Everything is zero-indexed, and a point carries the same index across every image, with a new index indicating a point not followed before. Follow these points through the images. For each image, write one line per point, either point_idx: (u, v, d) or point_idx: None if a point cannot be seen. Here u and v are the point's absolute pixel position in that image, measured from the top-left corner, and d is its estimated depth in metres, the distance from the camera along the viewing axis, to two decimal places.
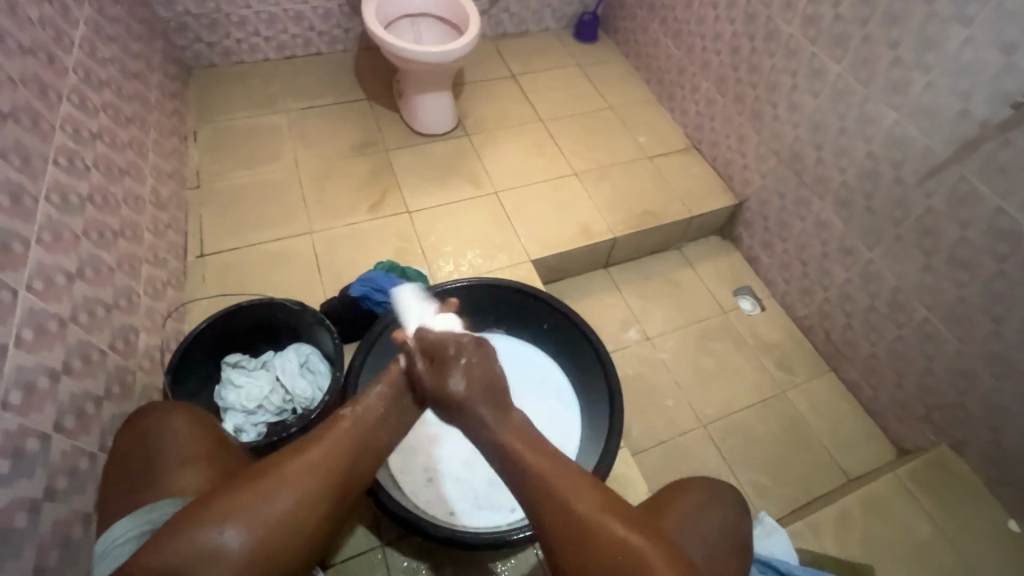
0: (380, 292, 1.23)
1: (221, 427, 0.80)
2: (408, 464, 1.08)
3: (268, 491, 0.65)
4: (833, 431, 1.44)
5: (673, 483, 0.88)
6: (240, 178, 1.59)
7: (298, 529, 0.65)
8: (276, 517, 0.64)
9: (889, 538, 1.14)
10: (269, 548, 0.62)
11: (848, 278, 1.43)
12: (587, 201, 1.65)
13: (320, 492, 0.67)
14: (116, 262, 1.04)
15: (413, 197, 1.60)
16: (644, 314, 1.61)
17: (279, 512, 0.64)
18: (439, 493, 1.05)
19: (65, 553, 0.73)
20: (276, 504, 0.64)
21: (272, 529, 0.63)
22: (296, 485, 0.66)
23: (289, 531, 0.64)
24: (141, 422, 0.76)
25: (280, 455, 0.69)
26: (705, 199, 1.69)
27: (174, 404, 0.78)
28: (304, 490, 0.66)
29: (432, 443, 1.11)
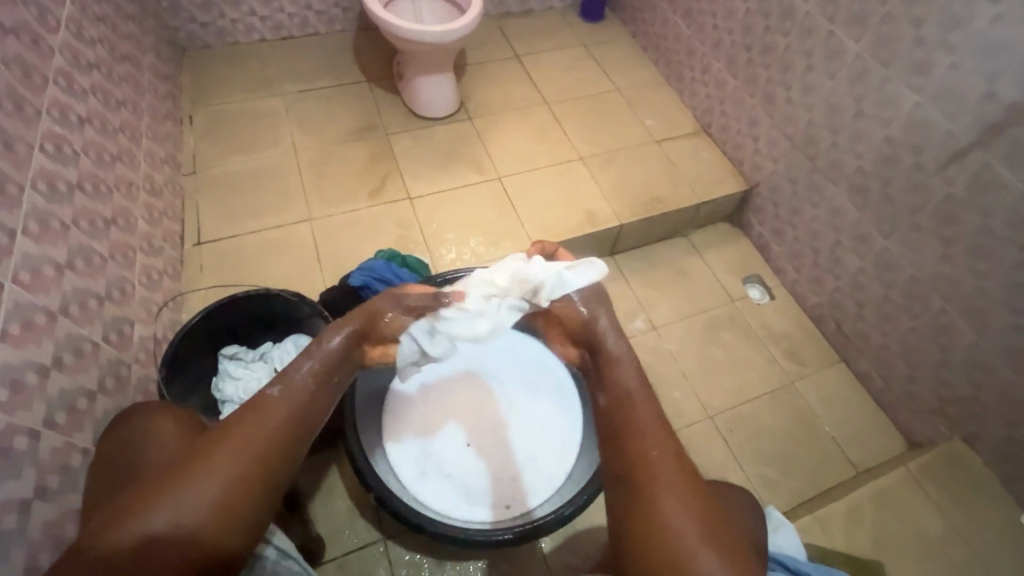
0: (379, 281, 1.20)
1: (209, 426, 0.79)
2: (402, 450, 1.06)
3: (195, 479, 0.62)
4: (842, 423, 1.41)
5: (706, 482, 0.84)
6: (236, 164, 1.55)
7: (235, 507, 0.63)
8: (209, 500, 0.61)
9: (899, 534, 1.12)
10: (200, 536, 0.60)
11: (861, 267, 1.39)
12: (593, 187, 1.61)
13: (254, 470, 0.65)
14: (109, 251, 1.01)
15: (414, 183, 1.56)
16: (651, 303, 1.58)
17: (216, 494, 0.62)
18: (433, 485, 1.03)
19: (58, 552, 0.71)
20: (209, 488, 0.62)
21: (204, 513, 0.61)
22: (225, 471, 0.63)
23: (227, 511, 0.62)
24: (123, 426, 0.75)
25: (211, 435, 0.66)
26: (714, 185, 1.65)
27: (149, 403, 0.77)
28: (235, 469, 0.64)
29: (444, 453, 1.06)
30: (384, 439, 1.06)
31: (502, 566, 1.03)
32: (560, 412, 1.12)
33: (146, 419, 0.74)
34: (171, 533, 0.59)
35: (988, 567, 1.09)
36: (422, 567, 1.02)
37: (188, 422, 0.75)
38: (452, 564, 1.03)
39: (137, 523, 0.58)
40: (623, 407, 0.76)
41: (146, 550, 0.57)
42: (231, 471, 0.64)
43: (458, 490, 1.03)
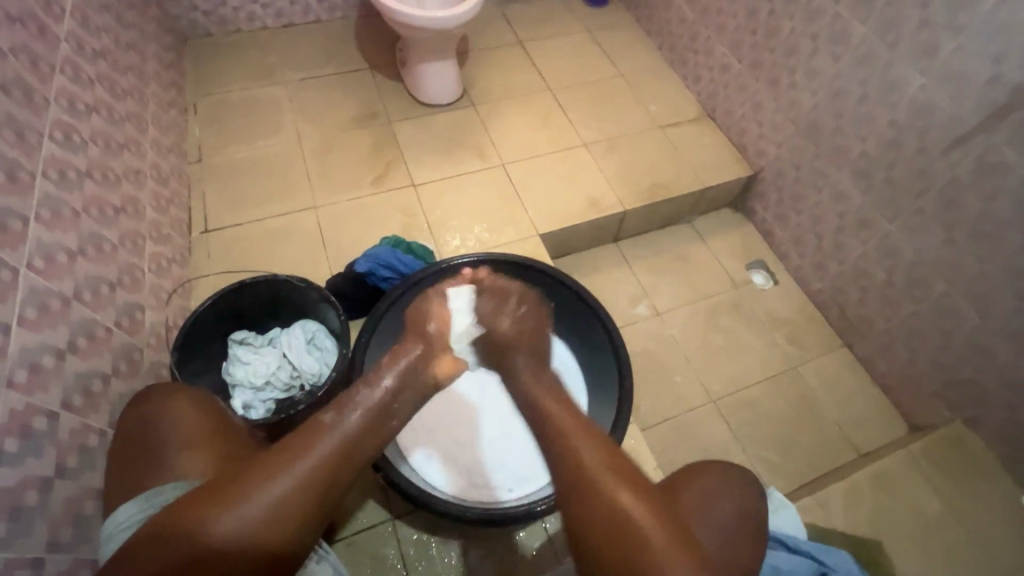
0: (385, 267, 1.22)
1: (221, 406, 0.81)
2: (417, 433, 1.09)
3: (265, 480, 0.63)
4: (843, 406, 1.43)
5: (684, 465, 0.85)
6: (241, 152, 1.56)
7: (283, 520, 0.62)
8: (257, 514, 0.61)
9: (898, 514, 1.14)
10: (262, 541, 0.61)
11: (864, 252, 1.39)
12: (596, 173, 1.61)
13: (302, 484, 0.64)
14: (119, 239, 1.03)
15: (418, 170, 1.57)
16: (654, 288, 1.59)
17: (264, 510, 0.61)
18: (450, 466, 1.06)
19: (79, 528, 0.74)
20: (258, 501, 0.61)
21: (250, 527, 0.60)
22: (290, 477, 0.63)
23: (273, 527, 0.61)
24: (146, 410, 0.75)
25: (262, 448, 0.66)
26: (718, 170, 1.64)
27: (181, 393, 0.77)
28: (284, 483, 0.63)
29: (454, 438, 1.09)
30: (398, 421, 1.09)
31: (507, 546, 1.06)
32: (566, 393, 1.17)
33: (175, 409, 0.75)
34: (219, 543, 0.59)
35: (986, 546, 1.11)
36: (430, 546, 1.05)
37: (214, 416, 0.77)
38: (459, 544, 1.05)
39: (188, 533, 0.59)
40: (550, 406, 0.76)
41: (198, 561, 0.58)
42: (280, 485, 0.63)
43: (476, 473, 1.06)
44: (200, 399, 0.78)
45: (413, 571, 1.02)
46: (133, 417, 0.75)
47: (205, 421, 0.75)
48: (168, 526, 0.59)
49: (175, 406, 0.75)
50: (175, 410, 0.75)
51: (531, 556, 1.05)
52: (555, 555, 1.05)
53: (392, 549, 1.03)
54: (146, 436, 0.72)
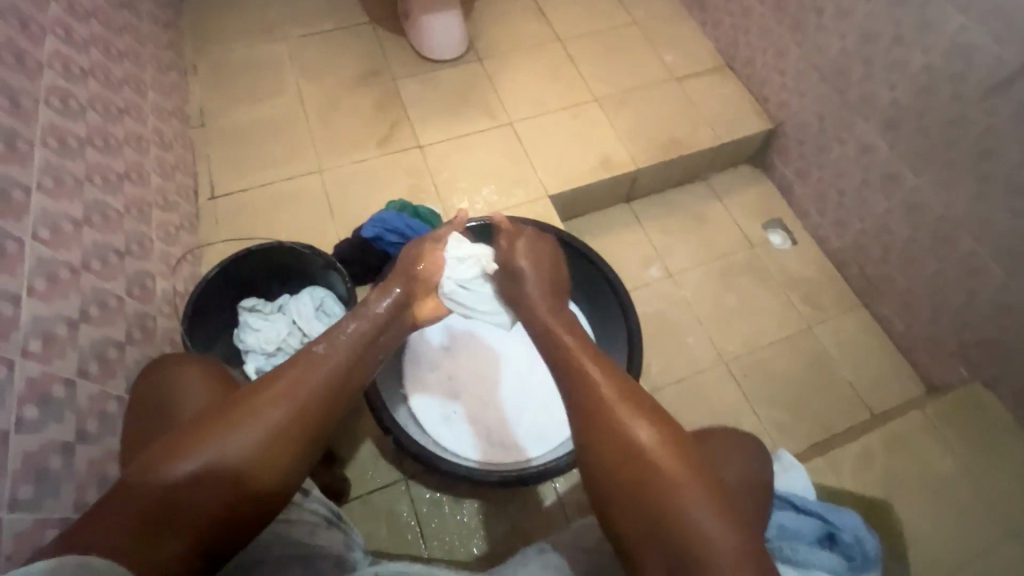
0: (391, 232, 1.22)
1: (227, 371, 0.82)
2: (422, 385, 1.11)
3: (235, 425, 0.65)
4: (858, 366, 1.40)
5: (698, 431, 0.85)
6: (244, 115, 1.52)
7: (269, 457, 0.66)
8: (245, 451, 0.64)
9: (908, 474, 1.13)
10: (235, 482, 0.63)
11: (888, 208, 1.33)
12: (608, 129, 1.54)
13: (287, 422, 0.68)
14: (124, 207, 1.03)
15: (423, 129, 1.53)
16: (666, 249, 1.55)
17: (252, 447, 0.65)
18: (449, 422, 1.08)
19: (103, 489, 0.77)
20: (245, 440, 0.65)
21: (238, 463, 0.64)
22: (261, 421, 0.66)
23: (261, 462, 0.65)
24: (150, 379, 0.77)
25: (245, 393, 0.69)
26: (737, 124, 1.57)
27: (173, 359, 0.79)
28: (270, 420, 0.67)
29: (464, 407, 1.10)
30: (404, 370, 1.12)
31: (516, 503, 1.08)
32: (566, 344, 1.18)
33: (172, 373, 0.77)
34: (210, 479, 0.62)
35: (998, 507, 1.10)
36: (442, 504, 1.08)
37: (212, 375, 0.78)
38: (469, 502, 1.08)
39: (174, 469, 0.60)
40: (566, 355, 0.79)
41: (190, 496, 0.60)
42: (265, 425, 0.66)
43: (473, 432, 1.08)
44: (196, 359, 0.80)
45: (426, 527, 1.06)
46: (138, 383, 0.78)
47: (202, 381, 0.76)
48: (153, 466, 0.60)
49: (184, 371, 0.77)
50: (173, 373, 0.76)
51: (540, 515, 1.08)
52: (564, 514, 1.08)
53: (404, 507, 1.07)
54: (147, 400, 0.75)
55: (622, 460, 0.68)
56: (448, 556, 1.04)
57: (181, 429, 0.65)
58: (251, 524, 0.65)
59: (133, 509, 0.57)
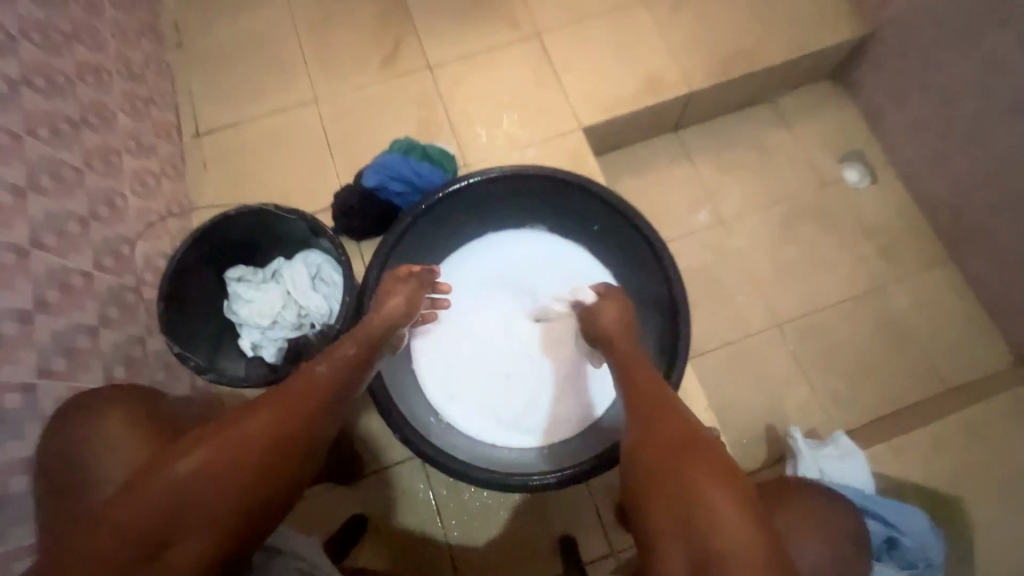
0: (397, 181, 1.06)
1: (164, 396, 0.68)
2: (434, 359, 1.01)
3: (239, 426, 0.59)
4: (937, 332, 1.22)
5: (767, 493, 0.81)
6: (224, 31, 1.30)
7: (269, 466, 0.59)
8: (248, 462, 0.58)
9: (985, 466, 1.00)
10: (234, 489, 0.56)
11: (1011, 145, 1.07)
12: (658, 40, 1.26)
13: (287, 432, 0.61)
14: (84, 161, 0.88)
15: (433, 45, 1.28)
16: (719, 190, 1.33)
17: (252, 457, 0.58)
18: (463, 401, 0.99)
19: None
20: (245, 448, 0.58)
21: (241, 470, 0.57)
22: (266, 424, 0.60)
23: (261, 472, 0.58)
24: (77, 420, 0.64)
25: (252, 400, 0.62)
26: (821, 31, 1.26)
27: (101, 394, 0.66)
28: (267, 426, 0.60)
29: (469, 389, 1.00)
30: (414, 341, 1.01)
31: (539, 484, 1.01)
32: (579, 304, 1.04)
33: (91, 420, 0.63)
34: (205, 494, 0.55)
35: None
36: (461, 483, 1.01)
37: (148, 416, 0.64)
38: None
39: (169, 478, 0.54)
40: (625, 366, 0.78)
41: (187, 511, 0.54)
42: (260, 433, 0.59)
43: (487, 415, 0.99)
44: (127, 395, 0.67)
45: (444, 506, 1.00)
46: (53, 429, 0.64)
47: (134, 421, 0.63)
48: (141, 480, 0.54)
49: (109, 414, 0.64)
50: (93, 420, 0.63)
51: (565, 496, 1.00)
52: (592, 496, 1.00)
53: (421, 485, 1.00)
54: (70, 456, 0.61)
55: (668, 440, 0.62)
56: (467, 536, 0.98)
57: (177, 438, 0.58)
58: (245, 534, 0.59)
59: (127, 526, 0.51)
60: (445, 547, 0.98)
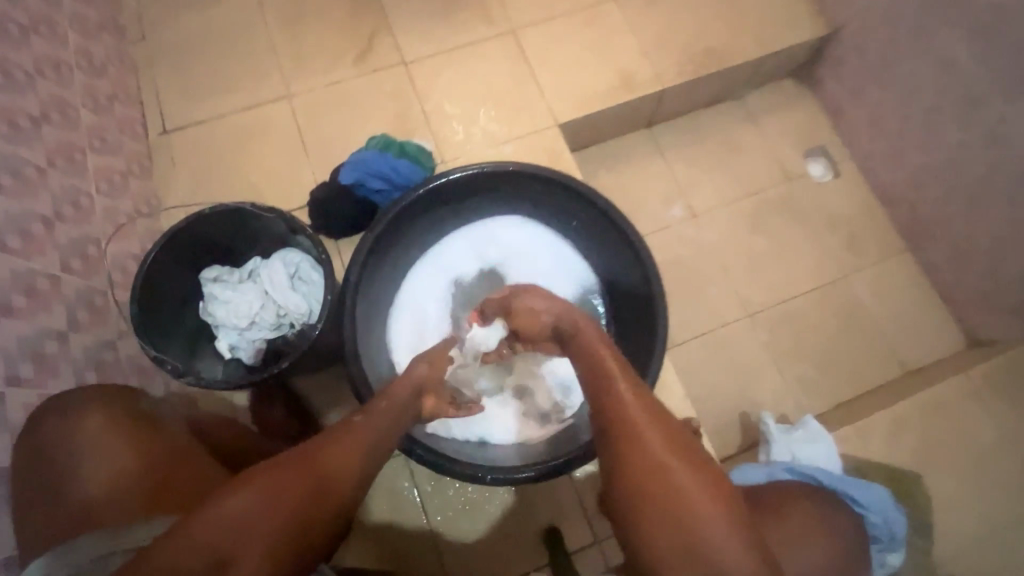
0: (374, 177, 1.04)
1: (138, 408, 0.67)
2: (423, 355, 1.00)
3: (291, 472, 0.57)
4: (898, 320, 1.28)
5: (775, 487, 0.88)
6: (190, 24, 1.26)
7: (306, 523, 0.56)
8: (294, 521, 0.55)
9: (947, 443, 1.06)
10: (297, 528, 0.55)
11: (962, 139, 1.13)
12: (629, 37, 1.28)
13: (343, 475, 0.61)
14: (47, 159, 0.86)
15: (408, 42, 1.27)
16: (692, 185, 1.37)
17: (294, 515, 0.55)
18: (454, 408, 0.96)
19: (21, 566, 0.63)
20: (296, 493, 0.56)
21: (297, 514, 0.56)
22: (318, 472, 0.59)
23: (298, 528, 0.55)
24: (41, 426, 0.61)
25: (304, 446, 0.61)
26: (786, 29, 1.31)
27: (81, 393, 0.64)
28: (314, 476, 0.58)
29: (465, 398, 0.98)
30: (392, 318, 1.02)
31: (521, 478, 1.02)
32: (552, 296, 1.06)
33: (72, 420, 0.62)
34: (247, 539, 0.52)
35: None
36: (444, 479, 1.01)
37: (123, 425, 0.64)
38: None
39: (223, 512, 0.53)
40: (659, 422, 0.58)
41: (229, 555, 0.52)
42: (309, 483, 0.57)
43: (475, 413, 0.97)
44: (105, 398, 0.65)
45: (429, 503, 1.00)
46: (19, 440, 0.62)
47: (110, 429, 0.63)
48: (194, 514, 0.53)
49: (88, 425, 0.62)
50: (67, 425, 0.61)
51: (548, 487, 1.01)
52: (574, 486, 1.02)
53: (405, 480, 1.00)
54: (37, 460, 0.60)
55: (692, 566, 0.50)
56: (453, 531, 0.99)
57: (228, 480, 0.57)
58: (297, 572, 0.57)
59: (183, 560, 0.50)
60: (431, 543, 0.98)
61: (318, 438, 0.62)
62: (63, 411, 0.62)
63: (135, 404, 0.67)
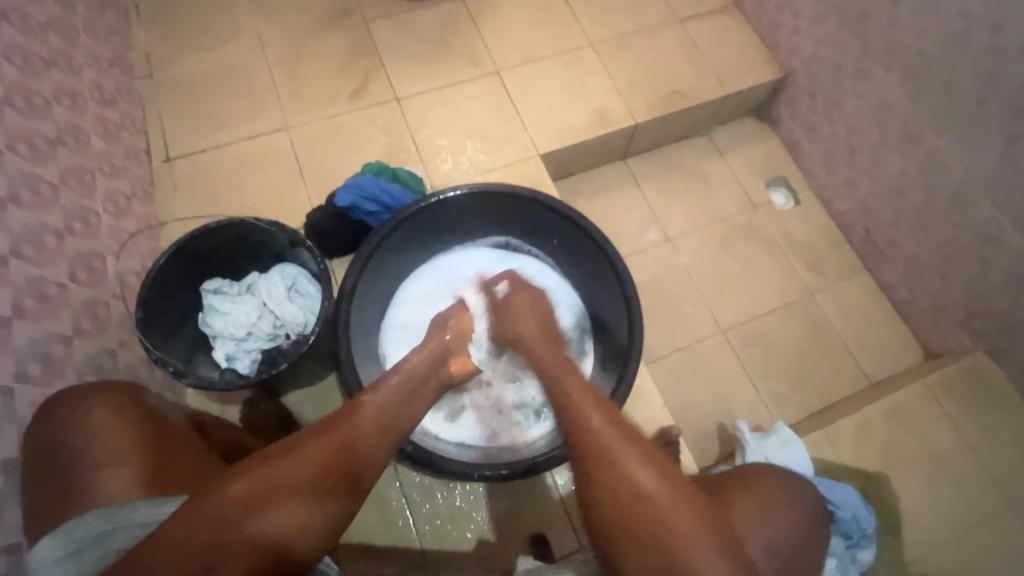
0: (369, 200, 1.11)
1: (142, 401, 0.75)
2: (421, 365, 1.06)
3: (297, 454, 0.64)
4: (860, 336, 1.37)
5: (739, 470, 0.88)
6: (196, 63, 1.35)
7: (291, 531, 0.61)
8: (281, 530, 0.60)
9: (908, 447, 1.12)
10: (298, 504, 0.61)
11: (904, 169, 1.25)
12: (603, 78, 1.41)
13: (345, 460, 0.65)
14: (60, 178, 0.91)
15: (401, 80, 1.37)
16: (665, 212, 1.47)
17: (279, 523, 0.60)
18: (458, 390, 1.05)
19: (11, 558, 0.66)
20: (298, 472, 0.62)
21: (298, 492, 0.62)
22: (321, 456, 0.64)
23: (295, 511, 0.61)
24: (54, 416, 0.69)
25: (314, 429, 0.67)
26: (744, 73, 1.45)
27: (96, 390, 0.72)
28: (302, 486, 0.62)
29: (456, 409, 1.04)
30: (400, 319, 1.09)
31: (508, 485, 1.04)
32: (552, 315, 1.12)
33: (84, 411, 0.70)
34: (235, 542, 0.58)
35: (995, 482, 1.09)
36: (432, 488, 1.03)
37: (129, 415, 0.72)
38: (461, 485, 1.04)
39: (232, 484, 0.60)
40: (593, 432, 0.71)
41: (217, 556, 0.57)
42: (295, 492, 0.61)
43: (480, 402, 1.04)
44: (115, 396, 0.73)
45: (416, 512, 1.02)
46: (33, 431, 0.69)
47: (116, 420, 0.71)
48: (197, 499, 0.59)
49: (97, 416, 0.70)
50: (81, 417, 0.69)
51: (533, 494, 1.04)
52: (559, 494, 1.05)
53: (393, 490, 1.03)
54: (52, 446, 0.67)
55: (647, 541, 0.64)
56: (440, 539, 1.01)
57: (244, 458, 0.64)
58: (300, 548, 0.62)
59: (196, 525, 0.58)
60: (418, 552, 1.00)
61: (312, 442, 0.65)
62: (73, 403, 0.70)
63: (137, 399, 0.75)
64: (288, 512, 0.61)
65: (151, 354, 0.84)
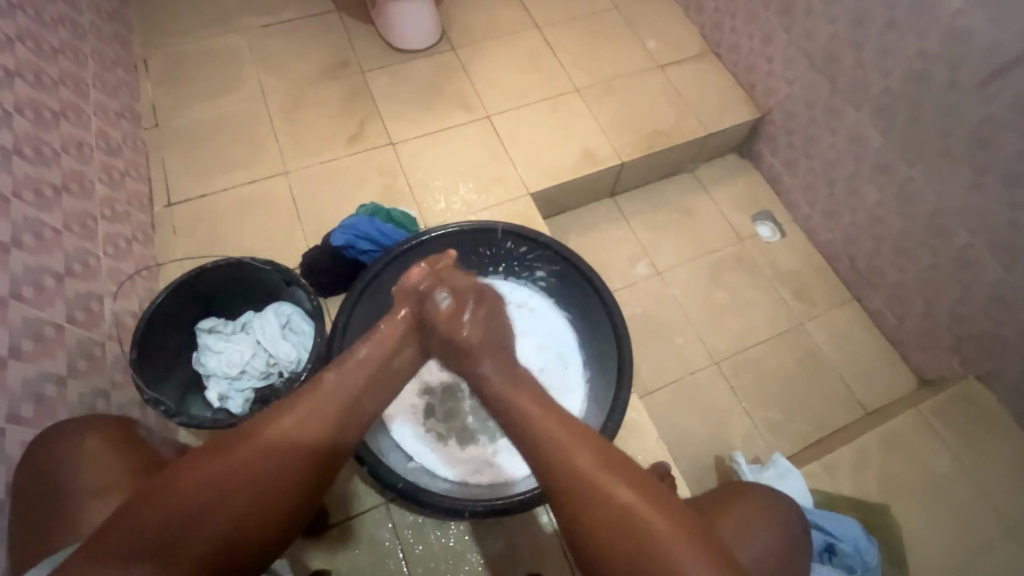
0: (364, 239, 1.13)
1: (136, 435, 0.78)
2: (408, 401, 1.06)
3: (255, 455, 0.65)
4: (853, 363, 1.37)
5: (725, 486, 0.88)
6: (200, 113, 1.42)
7: (245, 532, 0.63)
8: (238, 524, 0.63)
9: (905, 475, 1.11)
10: (256, 505, 0.64)
11: (881, 200, 1.30)
12: (589, 121, 1.47)
13: (304, 459, 0.68)
14: (63, 223, 0.94)
15: (396, 126, 1.44)
16: (653, 245, 1.50)
17: (238, 517, 0.63)
18: (437, 412, 1.06)
19: None
20: (255, 473, 0.64)
21: (254, 494, 0.64)
22: (279, 455, 0.66)
23: (252, 511, 0.64)
24: (43, 446, 0.71)
25: (269, 424, 0.68)
26: (724, 113, 1.52)
27: (84, 422, 0.74)
28: (260, 482, 0.64)
29: (443, 450, 1.03)
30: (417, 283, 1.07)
31: (503, 522, 1.02)
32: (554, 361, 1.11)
33: (71, 440, 0.72)
34: (187, 546, 0.60)
35: (995, 508, 1.08)
36: (425, 528, 1.01)
37: (119, 442, 0.74)
38: (455, 524, 1.02)
39: (189, 486, 0.62)
40: (533, 430, 0.73)
41: (174, 549, 0.59)
42: (250, 489, 0.64)
43: (453, 406, 1.07)
44: (104, 427, 0.75)
45: (409, 552, 1.00)
46: (18, 467, 0.70)
47: (105, 448, 0.73)
48: (159, 497, 0.61)
49: (86, 443, 0.72)
50: (69, 446, 0.71)
51: (531, 533, 1.02)
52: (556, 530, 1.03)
53: (387, 530, 1.01)
54: (40, 474, 0.69)
55: (609, 523, 0.65)
56: None
57: (198, 453, 0.65)
58: (256, 543, 0.65)
59: (155, 525, 0.59)
60: None
61: (266, 438, 0.67)
62: (58, 433, 0.72)
63: (123, 430, 0.77)
64: (246, 513, 0.63)
65: (140, 383, 0.85)
